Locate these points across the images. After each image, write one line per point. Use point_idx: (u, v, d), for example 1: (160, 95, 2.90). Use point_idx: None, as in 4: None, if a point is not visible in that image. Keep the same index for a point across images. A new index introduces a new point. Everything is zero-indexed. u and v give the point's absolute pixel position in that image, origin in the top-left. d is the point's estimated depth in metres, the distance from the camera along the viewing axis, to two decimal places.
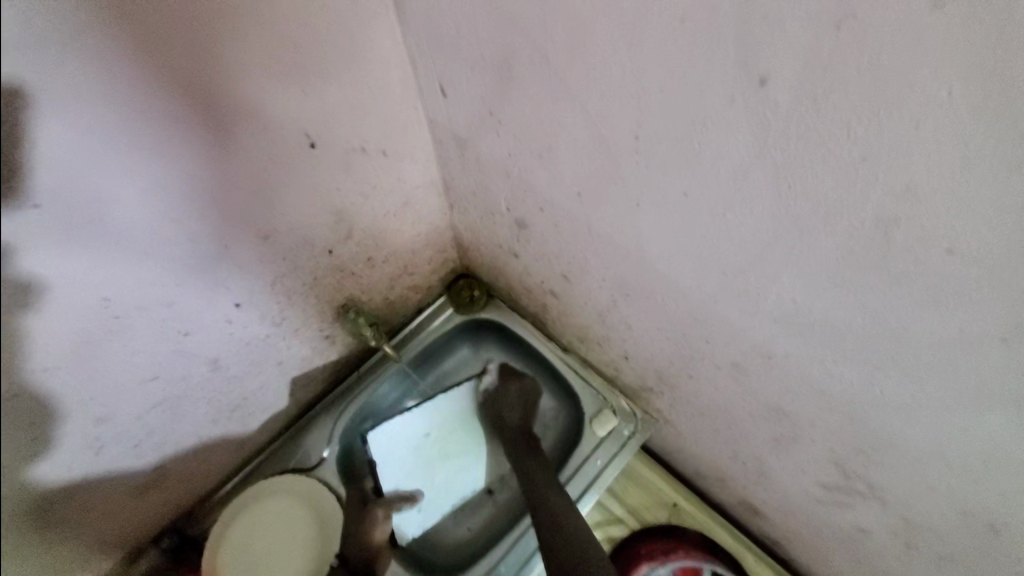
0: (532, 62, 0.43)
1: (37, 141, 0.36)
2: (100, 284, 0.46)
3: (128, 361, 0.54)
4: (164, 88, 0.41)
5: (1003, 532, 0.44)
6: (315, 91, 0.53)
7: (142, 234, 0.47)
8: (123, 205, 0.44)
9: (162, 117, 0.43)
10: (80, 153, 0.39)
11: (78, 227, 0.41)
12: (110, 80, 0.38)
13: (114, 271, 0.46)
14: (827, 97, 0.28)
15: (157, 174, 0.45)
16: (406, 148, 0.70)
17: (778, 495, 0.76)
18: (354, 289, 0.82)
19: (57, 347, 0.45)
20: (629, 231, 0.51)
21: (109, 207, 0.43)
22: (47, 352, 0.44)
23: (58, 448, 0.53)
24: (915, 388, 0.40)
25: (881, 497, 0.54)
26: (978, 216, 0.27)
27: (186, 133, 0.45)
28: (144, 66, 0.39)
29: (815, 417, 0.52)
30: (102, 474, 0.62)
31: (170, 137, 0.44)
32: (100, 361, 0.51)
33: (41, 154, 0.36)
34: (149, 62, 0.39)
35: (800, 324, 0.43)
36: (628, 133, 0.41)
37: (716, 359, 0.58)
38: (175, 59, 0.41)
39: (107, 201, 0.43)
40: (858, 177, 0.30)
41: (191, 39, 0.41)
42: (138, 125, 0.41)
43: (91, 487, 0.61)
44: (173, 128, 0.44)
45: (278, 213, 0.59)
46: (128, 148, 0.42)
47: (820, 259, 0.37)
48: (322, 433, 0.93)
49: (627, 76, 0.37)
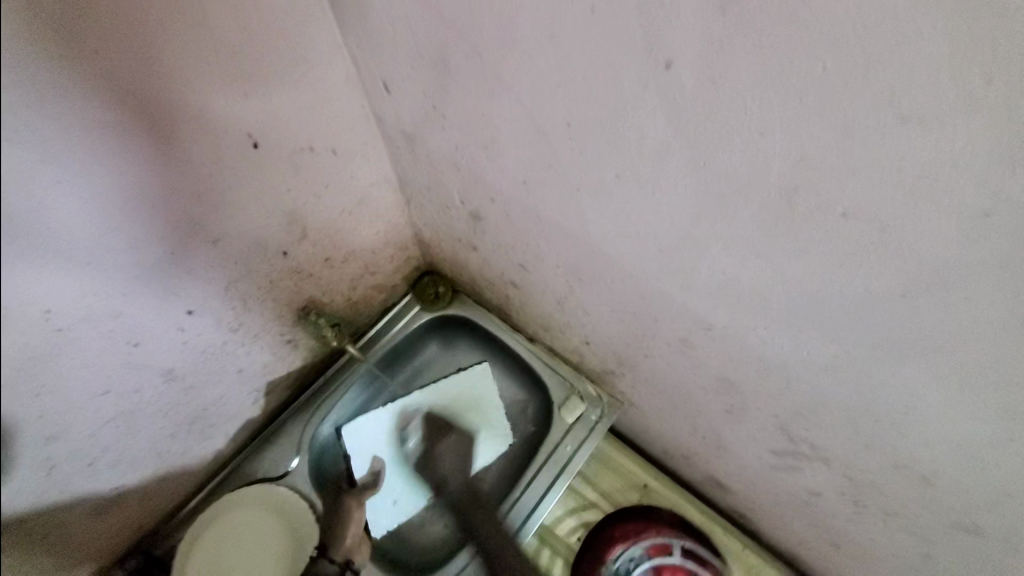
0: (466, 56, 0.44)
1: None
2: (45, 297, 0.44)
3: (75, 374, 0.53)
4: (90, 91, 0.40)
5: (931, 479, 0.48)
6: (256, 91, 0.53)
7: (85, 244, 0.45)
8: (63, 215, 0.42)
9: (93, 121, 0.41)
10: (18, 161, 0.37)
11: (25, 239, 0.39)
12: (32, 79, 0.37)
13: (59, 282, 0.45)
14: (725, 80, 0.31)
15: (97, 180, 0.43)
16: (357, 146, 0.70)
17: (737, 466, 0.79)
18: (314, 291, 0.81)
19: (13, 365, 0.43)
20: (574, 216, 0.53)
21: (51, 217, 0.41)
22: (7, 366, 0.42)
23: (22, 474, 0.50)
24: (838, 348, 0.43)
25: (824, 457, 0.58)
26: (865, 181, 0.30)
27: (122, 137, 0.44)
28: (75, 71, 0.39)
29: (758, 385, 0.56)
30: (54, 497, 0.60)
31: (105, 143, 0.43)
32: (47, 378, 0.49)
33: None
34: (71, 65, 0.39)
35: (732, 296, 0.46)
36: (561, 122, 0.43)
37: (666, 337, 0.60)
38: (98, 63, 0.40)
39: (48, 209, 0.40)
40: (763, 152, 0.33)
41: (120, 41, 0.41)
42: (71, 130, 0.40)
43: (47, 513, 0.59)
44: (108, 133, 0.43)
45: (225, 216, 0.58)
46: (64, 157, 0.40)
47: (739, 231, 0.39)
48: (291, 439, 0.92)
49: (552, 66, 0.39)
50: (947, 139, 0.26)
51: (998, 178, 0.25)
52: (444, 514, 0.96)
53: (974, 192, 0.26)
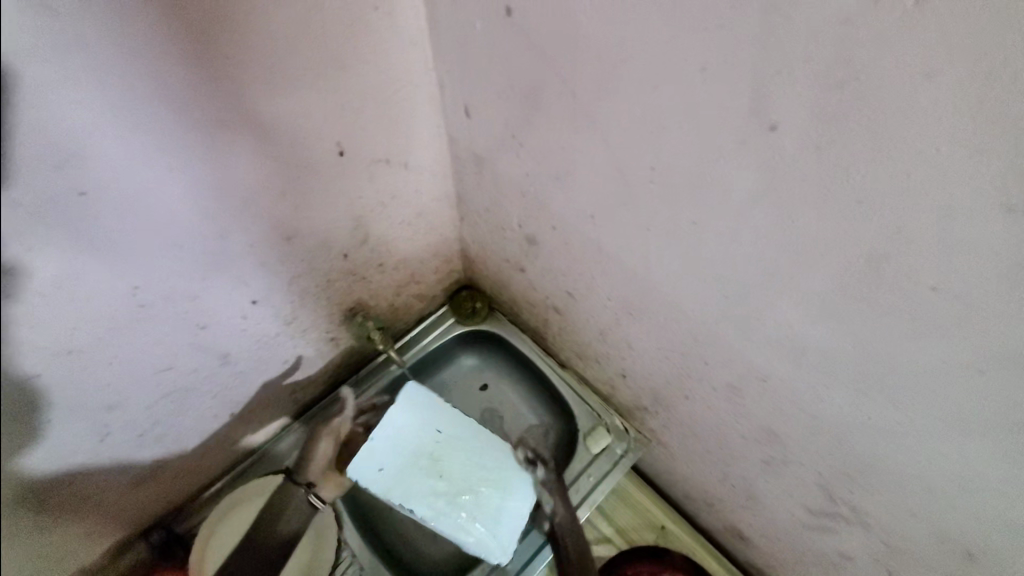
0: (560, 94, 0.47)
1: (93, 132, 0.39)
2: (131, 272, 0.48)
3: (146, 349, 0.56)
4: (211, 93, 0.44)
5: (980, 559, 0.47)
6: (350, 104, 0.56)
7: (175, 229, 0.49)
8: (160, 200, 0.46)
9: (206, 119, 0.45)
10: (127, 147, 0.41)
11: (114, 213, 0.43)
12: (157, 81, 0.40)
13: (146, 261, 0.48)
14: (829, 147, 0.32)
15: (197, 173, 0.47)
16: (426, 161, 0.73)
17: (764, 520, 0.78)
18: (363, 293, 0.84)
19: (85, 326, 0.47)
20: (639, 253, 0.54)
21: (148, 200, 0.45)
22: (69, 334, 0.46)
23: (67, 427, 0.54)
24: (901, 416, 0.42)
25: (865, 523, 0.57)
26: (958, 258, 0.31)
27: (227, 136, 0.48)
28: (199, 77, 0.43)
29: (805, 441, 0.55)
30: (101, 462, 0.62)
31: (212, 141, 0.47)
32: (116, 349, 0.52)
33: (93, 139, 0.39)
34: (201, 69, 0.42)
35: (794, 350, 0.47)
36: (645, 165, 0.45)
37: (712, 381, 0.61)
38: (222, 69, 0.44)
39: (146, 193, 0.45)
40: (854, 218, 0.34)
41: (246, 50, 0.44)
42: (184, 125, 0.44)
43: (89, 474, 0.61)
44: (216, 132, 0.47)
45: (303, 215, 0.62)
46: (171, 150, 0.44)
47: (813, 288, 0.40)
48: (319, 435, 0.94)
49: (649, 113, 0.41)
50: None
51: None
52: None
53: None
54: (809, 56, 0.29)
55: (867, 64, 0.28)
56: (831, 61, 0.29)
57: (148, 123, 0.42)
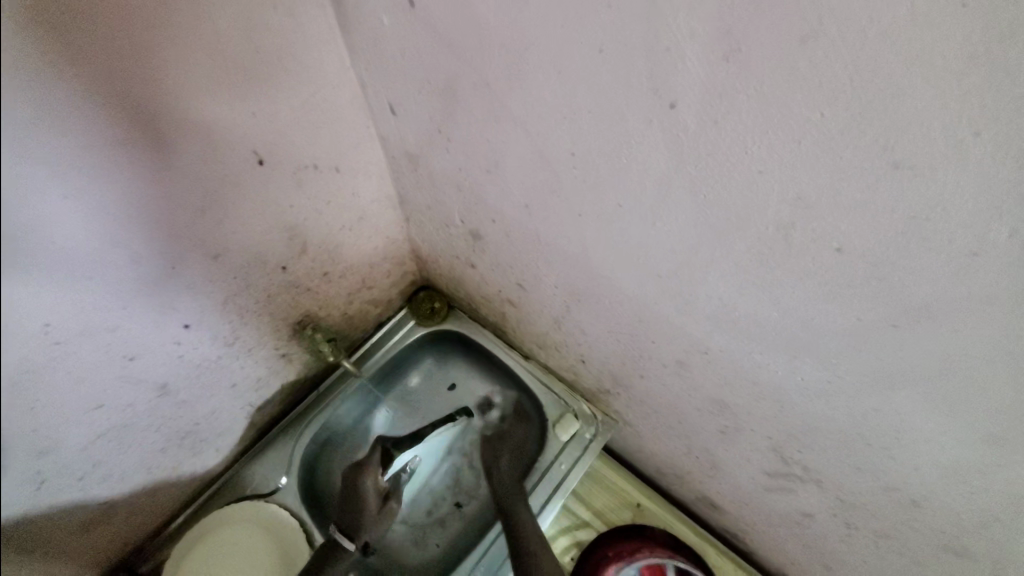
0: (474, 85, 0.46)
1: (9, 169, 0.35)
2: (43, 312, 0.44)
3: (74, 388, 0.52)
4: (106, 112, 0.41)
5: (921, 503, 0.49)
6: (265, 112, 0.54)
7: (85, 259, 0.45)
8: (59, 231, 0.42)
9: (103, 139, 0.41)
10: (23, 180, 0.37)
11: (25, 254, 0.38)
12: (47, 101, 0.36)
13: (58, 296, 0.45)
14: (726, 120, 0.32)
15: (99, 195, 0.43)
16: (358, 164, 0.70)
17: (730, 486, 0.81)
18: (311, 305, 0.81)
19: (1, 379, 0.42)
20: (575, 239, 0.54)
21: (47, 233, 0.41)
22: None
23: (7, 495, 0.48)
24: (829, 374, 0.44)
25: (816, 479, 0.59)
26: (856, 217, 0.31)
27: (128, 155, 0.44)
28: (90, 96, 0.39)
29: (752, 408, 0.57)
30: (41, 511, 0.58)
31: (115, 163, 0.43)
32: (40, 393, 0.49)
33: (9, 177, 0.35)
34: (90, 89, 0.39)
35: (729, 322, 0.47)
36: (566, 150, 0.44)
37: (662, 359, 0.61)
38: (116, 84, 0.40)
39: (46, 223, 0.40)
40: (760, 187, 0.34)
41: (139, 64, 0.41)
42: (76, 146, 0.40)
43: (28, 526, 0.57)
44: (116, 151, 0.43)
45: (228, 230, 0.59)
46: (74, 173, 0.41)
47: (733, 259, 0.41)
48: (282, 456, 0.91)
49: (559, 99, 0.40)
50: (933, 185, 0.27)
51: (984, 225, 0.27)
52: (435, 534, 0.95)
53: (962, 233, 0.28)
54: (694, 30, 0.29)
55: (746, 34, 0.28)
56: (714, 34, 0.29)
57: (43, 146, 0.38)
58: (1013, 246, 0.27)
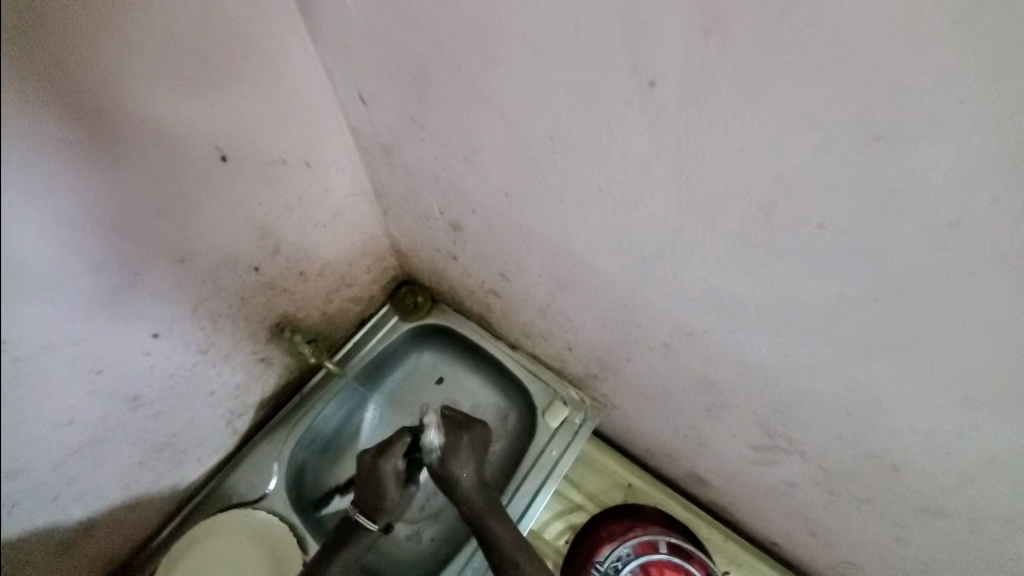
0: (447, 70, 0.44)
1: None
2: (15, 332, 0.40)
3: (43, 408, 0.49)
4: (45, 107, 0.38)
5: (901, 468, 0.51)
6: (225, 103, 0.51)
7: (46, 269, 0.42)
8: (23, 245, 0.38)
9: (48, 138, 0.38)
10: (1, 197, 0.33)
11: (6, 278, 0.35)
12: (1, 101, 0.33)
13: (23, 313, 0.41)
14: (707, 98, 0.32)
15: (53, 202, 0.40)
16: (329, 157, 0.68)
17: (717, 461, 0.83)
18: (288, 306, 0.79)
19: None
20: (558, 226, 0.53)
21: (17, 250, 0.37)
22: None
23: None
24: (812, 349, 0.45)
25: (800, 450, 0.61)
26: (837, 192, 0.31)
27: (77, 153, 0.41)
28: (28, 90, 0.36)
29: (737, 386, 0.58)
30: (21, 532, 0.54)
31: (63, 165, 0.40)
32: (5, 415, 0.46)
33: None
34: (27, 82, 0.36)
35: (713, 302, 0.47)
36: (544, 135, 0.43)
37: (648, 342, 0.62)
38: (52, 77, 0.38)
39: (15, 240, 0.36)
40: (742, 166, 0.34)
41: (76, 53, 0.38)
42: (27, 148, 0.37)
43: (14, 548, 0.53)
44: (63, 150, 0.40)
45: (195, 232, 0.56)
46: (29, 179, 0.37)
47: (716, 240, 0.41)
48: (268, 461, 0.89)
49: (536, 82, 0.39)
50: (914, 156, 0.27)
51: (964, 195, 0.27)
52: (429, 528, 0.96)
53: (943, 203, 0.28)
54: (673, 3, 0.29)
55: (725, 7, 0.27)
56: (692, 7, 0.28)
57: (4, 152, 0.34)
58: (992, 213, 0.27)
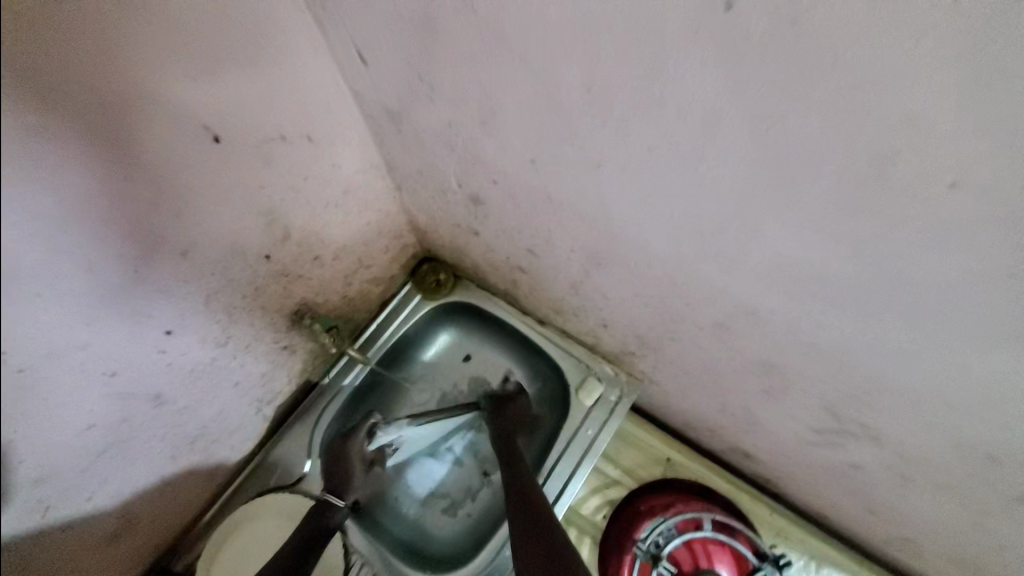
0: (457, 12, 0.37)
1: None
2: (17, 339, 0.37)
3: (54, 416, 0.47)
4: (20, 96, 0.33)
5: (1002, 460, 0.43)
6: (210, 75, 0.45)
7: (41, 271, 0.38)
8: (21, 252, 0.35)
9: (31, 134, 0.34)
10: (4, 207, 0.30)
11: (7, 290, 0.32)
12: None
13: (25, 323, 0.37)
14: (808, 17, 0.24)
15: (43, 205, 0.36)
16: (332, 129, 0.62)
17: (768, 440, 0.77)
18: (306, 293, 0.75)
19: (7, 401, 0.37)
20: (594, 196, 0.46)
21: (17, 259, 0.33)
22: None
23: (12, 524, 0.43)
24: (911, 331, 0.37)
25: (874, 436, 0.54)
26: (993, 137, 0.23)
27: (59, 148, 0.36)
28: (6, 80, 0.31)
29: (803, 368, 0.51)
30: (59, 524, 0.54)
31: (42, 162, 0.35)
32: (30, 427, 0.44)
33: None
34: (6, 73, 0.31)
35: (785, 279, 0.40)
36: (578, 85, 0.35)
37: (698, 321, 0.55)
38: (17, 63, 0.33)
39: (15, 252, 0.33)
40: (847, 111, 0.26)
41: (39, 36, 0.34)
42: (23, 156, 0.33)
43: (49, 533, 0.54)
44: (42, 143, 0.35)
45: (193, 223, 0.51)
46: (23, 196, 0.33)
47: (801, 206, 0.33)
48: (301, 445, 0.88)
49: (568, 17, 0.31)
50: None
51: None
52: (465, 505, 0.93)
53: None
54: None
55: None
56: None
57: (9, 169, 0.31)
58: None
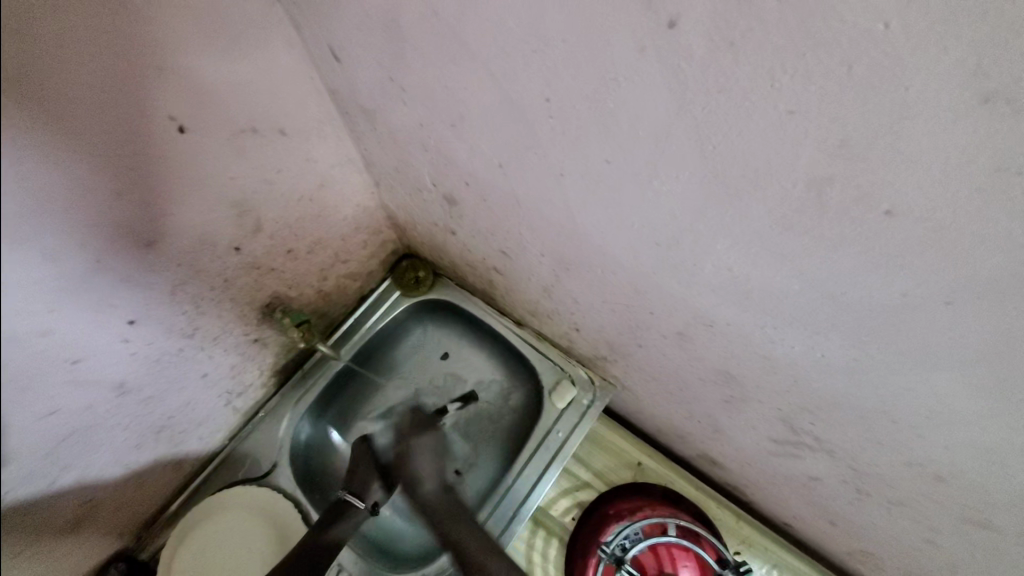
0: (422, 17, 0.37)
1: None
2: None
3: (21, 408, 0.47)
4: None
5: (945, 478, 0.45)
6: (178, 65, 0.44)
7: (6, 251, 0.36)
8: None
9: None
10: None
11: None
12: None
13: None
14: (746, 44, 0.24)
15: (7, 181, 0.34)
16: (307, 123, 0.62)
17: (733, 448, 0.78)
18: (278, 286, 0.75)
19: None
20: (558, 202, 0.46)
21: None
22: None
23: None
24: (857, 350, 0.38)
25: (829, 449, 0.55)
26: (922, 170, 0.24)
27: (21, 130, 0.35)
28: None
29: (760, 380, 0.52)
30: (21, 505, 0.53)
31: (14, 156, 0.35)
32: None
33: None
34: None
35: (739, 293, 0.41)
36: (539, 96, 0.36)
37: (661, 330, 0.56)
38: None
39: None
40: (788, 134, 0.27)
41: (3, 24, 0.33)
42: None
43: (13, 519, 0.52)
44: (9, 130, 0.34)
45: (159, 212, 0.50)
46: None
47: (750, 225, 0.34)
48: (270, 440, 0.87)
49: (526, 28, 0.32)
50: None
51: None
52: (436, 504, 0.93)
53: None
54: None
55: None
56: None
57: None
58: None
